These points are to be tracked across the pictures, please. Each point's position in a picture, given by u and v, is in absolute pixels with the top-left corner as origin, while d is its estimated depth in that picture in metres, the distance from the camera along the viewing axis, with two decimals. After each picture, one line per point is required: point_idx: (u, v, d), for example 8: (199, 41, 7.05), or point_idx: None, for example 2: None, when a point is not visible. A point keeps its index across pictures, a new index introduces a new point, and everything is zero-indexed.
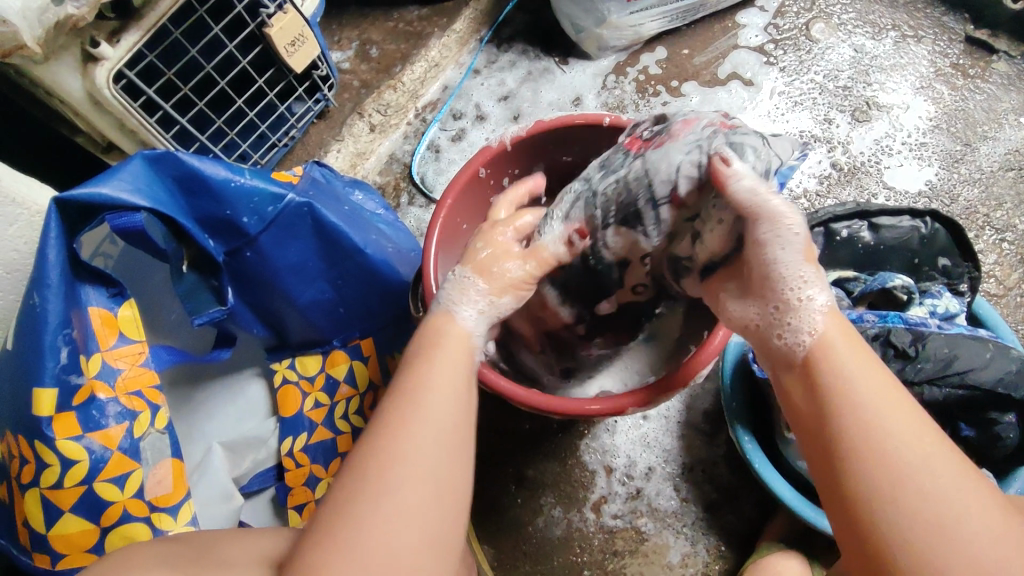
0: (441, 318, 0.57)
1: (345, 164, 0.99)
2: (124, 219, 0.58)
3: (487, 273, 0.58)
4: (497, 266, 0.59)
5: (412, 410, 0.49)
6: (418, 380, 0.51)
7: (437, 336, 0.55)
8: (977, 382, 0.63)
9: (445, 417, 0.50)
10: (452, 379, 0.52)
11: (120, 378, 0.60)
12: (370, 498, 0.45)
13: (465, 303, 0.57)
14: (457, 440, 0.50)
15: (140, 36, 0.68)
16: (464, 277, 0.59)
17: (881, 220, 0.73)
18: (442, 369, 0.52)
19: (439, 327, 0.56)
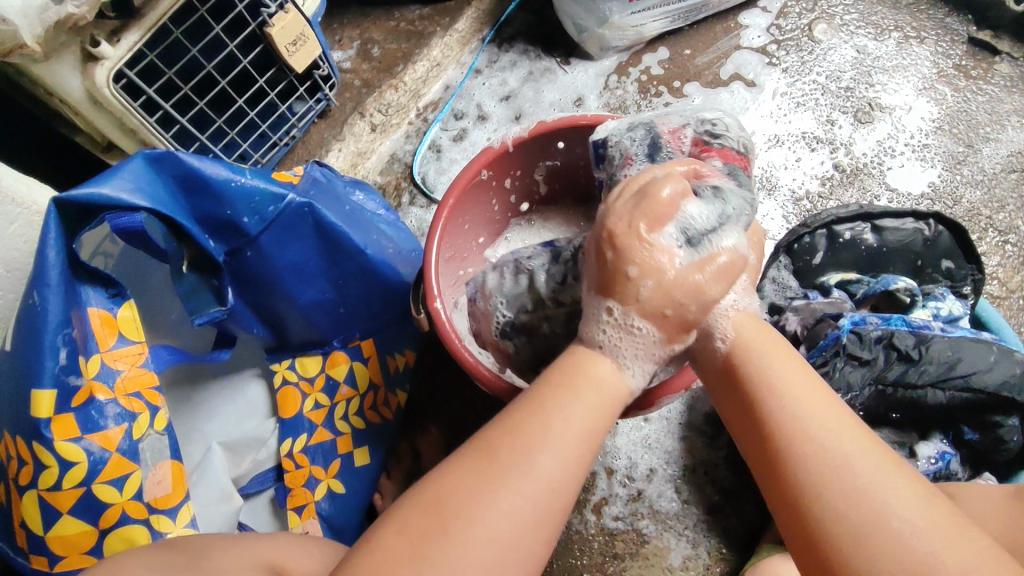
0: (583, 364, 0.52)
1: (346, 163, 0.98)
2: (124, 219, 0.58)
3: (652, 314, 0.51)
4: (670, 304, 0.51)
5: (525, 467, 0.46)
6: (541, 436, 0.47)
7: (573, 384, 0.51)
8: (980, 385, 0.63)
9: (557, 482, 0.47)
10: (580, 440, 0.48)
11: (119, 379, 0.59)
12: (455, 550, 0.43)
13: (627, 353, 0.52)
14: (562, 504, 0.47)
15: (140, 35, 0.68)
16: (633, 323, 0.51)
17: (884, 222, 0.72)
18: (574, 432, 0.48)
19: (578, 374, 0.51)
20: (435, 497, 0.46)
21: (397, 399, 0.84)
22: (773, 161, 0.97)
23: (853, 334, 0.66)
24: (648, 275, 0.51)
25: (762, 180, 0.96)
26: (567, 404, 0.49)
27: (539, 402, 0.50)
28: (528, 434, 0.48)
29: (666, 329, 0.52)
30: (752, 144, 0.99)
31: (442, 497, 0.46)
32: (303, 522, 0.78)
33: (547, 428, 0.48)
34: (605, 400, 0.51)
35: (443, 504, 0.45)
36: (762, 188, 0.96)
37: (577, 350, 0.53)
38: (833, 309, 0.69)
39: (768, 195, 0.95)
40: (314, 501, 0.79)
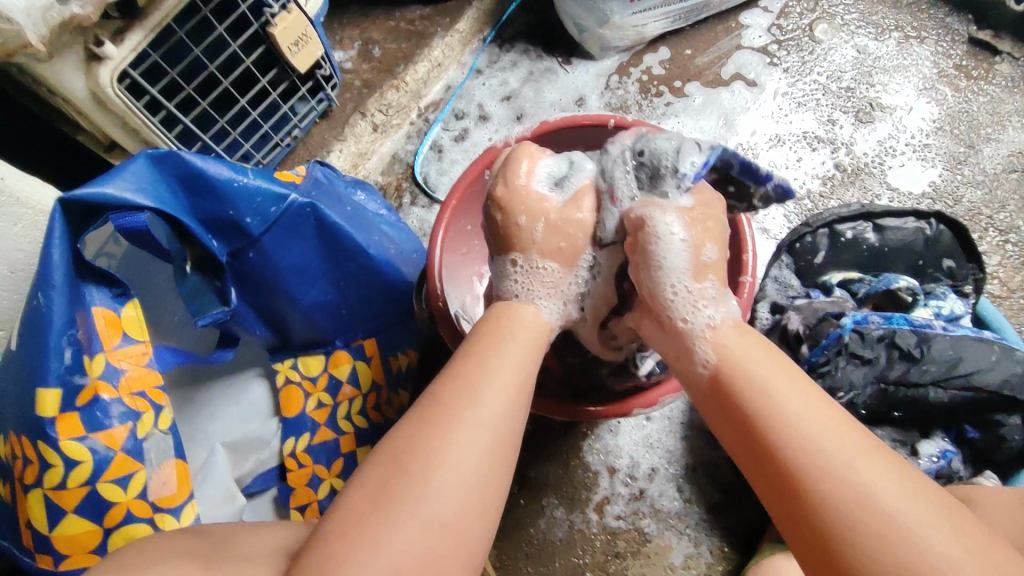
0: (505, 311, 0.58)
1: (347, 164, 0.99)
2: (129, 219, 0.58)
3: (552, 253, 0.60)
4: (557, 236, 0.60)
5: (470, 401, 0.49)
6: (478, 370, 0.51)
7: (500, 326, 0.56)
8: (982, 384, 0.63)
9: (504, 413, 0.49)
10: (512, 372, 0.52)
11: (123, 378, 0.59)
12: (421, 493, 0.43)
13: (539, 292, 0.59)
14: (512, 434, 0.49)
15: (144, 35, 0.68)
16: (540, 265, 0.60)
17: (886, 221, 0.73)
18: (506, 361, 0.53)
19: (499, 321, 0.56)
20: (396, 448, 0.46)
21: (398, 399, 0.85)
22: (774, 161, 0.98)
23: (855, 334, 0.66)
24: (537, 220, 0.60)
25: None
26: (492, 340, 0.54)
27: (471, 351, 0.53)
28: (466, 379, 0.51)
29: (565, 263, 0.61)
30: (753, 144, 0.99)
31: (398, 450, 0.46)
32: (305, 522, 0.78)
33: (479, 363, 0.52)
34: (527, 336, 0.56)
35: (396, 458, 0.46)
36: (763, 188, 0.96)
37: (497, 306, 0.59)
38: (836, 308, 0.69)
39: None
40: (316, 499, 0.79)
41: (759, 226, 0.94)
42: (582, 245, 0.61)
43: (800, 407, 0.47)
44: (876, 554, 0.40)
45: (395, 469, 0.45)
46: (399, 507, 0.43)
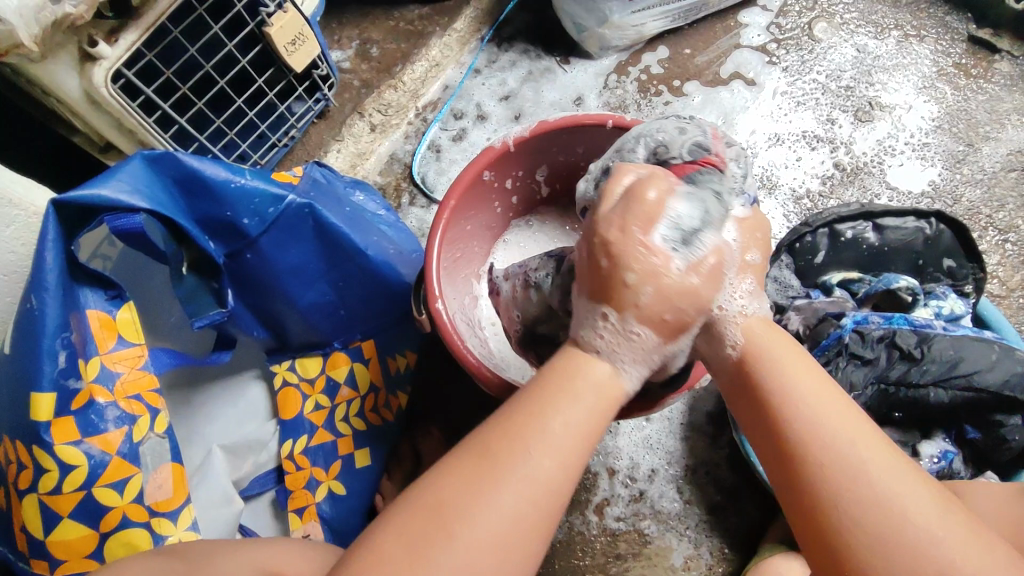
0: (576, 366, 0.49)
1: (345, 164, 0.98)
2: (125, 220, 0.58)
3: (653, 320, 0.49)
4: (664, 305, 0.49)
5: (516, 464, 0.44)
6: (533, 433, 0.45)
7: (567, 386, 0.48)
8: (984, 384, 0.63)
9: (551, 479, 0.45)
10: (572, 441, 0.46)
11: (119, 382, 0.59)
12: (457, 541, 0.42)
13: (625, 360, 0.49)
14: (556, 503, 0.45)
15: (138, 35, 0.67)
16: (635, 331, 0.49)
17: (886, 221, 0.72)
18: (566, 426, 0.46)
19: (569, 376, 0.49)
20: (433, 500, 0.44)
21: (397, 400, 0.84)
22: (774, 160, 0.97)
23: (855, 334, 0.66)
24: (648, 283, 0.48)
25: (762, 180, 0.96)
26: (555, 400, 0.47)
27: (528, 401, 0.47)
28: (517, 435, 0.45)
29: (665, 334, 0.50)
30: (752, 143, 0.99)
31: (436, 495, 0.44)
32: (304, 524, 0.78)
33: (537, 428, 0.46)
34: (600, 392, 0.48)
35: (429, 507, 0.44)
36: (762, 187, 0.96)
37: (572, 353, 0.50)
38: (836, 307, 0.69)
39: (768, 195, 0.95)
40: (315, 502, 0.79)
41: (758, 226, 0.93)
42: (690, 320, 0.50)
43: (817, 396, 0.47)
44: (876, 546, 0.42)
45: (429, 519, 0.43)
46: (436, 557, 0.42)
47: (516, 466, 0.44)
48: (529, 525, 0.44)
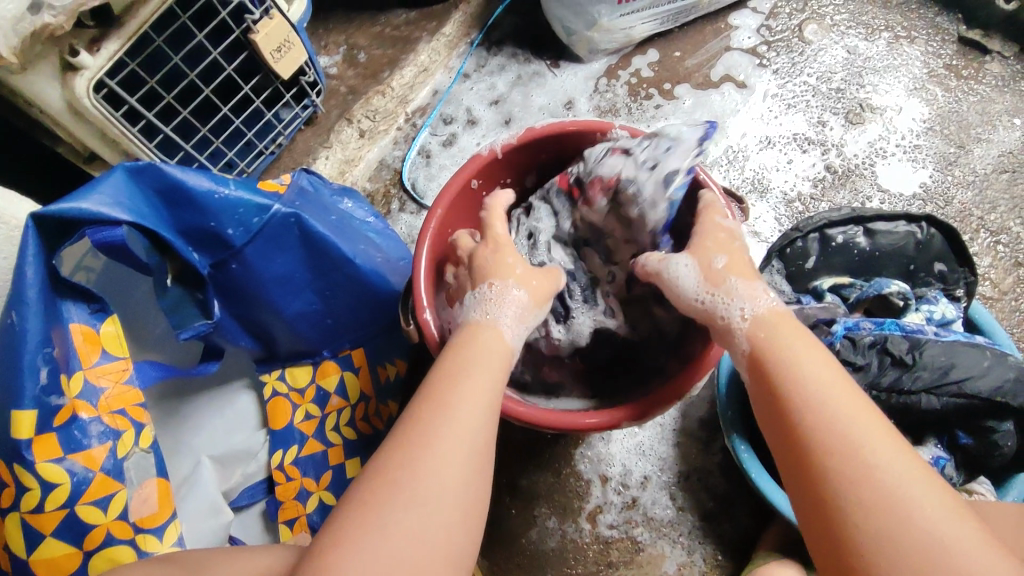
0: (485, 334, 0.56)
1: (334, 170, 0.97)
2: (106, 234, 0.57)
3: (526, 285, 0.59)
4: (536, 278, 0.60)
5: (444, 423, 0.48)
6: (451, 388, 0.51)
7: (472, 353, 0.54)
8: (974, 392, 0.62)
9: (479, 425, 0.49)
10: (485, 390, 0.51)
11: (103, 397, 0.58)
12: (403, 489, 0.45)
13: (505, 315, 0.57)
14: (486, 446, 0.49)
15: (120, 44, 0.66)
16: (511, 291, 0.58)
17: (877, 226, 0.72)
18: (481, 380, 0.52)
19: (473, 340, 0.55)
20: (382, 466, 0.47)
21: (387, 409, 0.84)
22: (765, 163, 0.97)
23: (847, 340, 0.66)
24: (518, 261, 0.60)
25: (753, 183, 0.96)
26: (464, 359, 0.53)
27: (445, 368, 0.53)
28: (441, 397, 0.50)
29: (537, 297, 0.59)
30: (744, 147, 0.98)
31: (383, 464, 0.47)
32: (294, 536, 0.77)
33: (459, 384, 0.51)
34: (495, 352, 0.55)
35: (379, 470, 0.47)
36: (753, 191, 0.95)
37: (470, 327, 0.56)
38: (827, 313, 0.69)
39: (759, 198, 0.95)
40: (304, 513, 0.78)
41: (750, 230, 0.93)
42: (547, 286, 0.61)
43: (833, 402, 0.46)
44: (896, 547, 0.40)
45: (384, 481, 0.46)
46: (388, 508, 0.44)
47: (448, 419, 0.48)
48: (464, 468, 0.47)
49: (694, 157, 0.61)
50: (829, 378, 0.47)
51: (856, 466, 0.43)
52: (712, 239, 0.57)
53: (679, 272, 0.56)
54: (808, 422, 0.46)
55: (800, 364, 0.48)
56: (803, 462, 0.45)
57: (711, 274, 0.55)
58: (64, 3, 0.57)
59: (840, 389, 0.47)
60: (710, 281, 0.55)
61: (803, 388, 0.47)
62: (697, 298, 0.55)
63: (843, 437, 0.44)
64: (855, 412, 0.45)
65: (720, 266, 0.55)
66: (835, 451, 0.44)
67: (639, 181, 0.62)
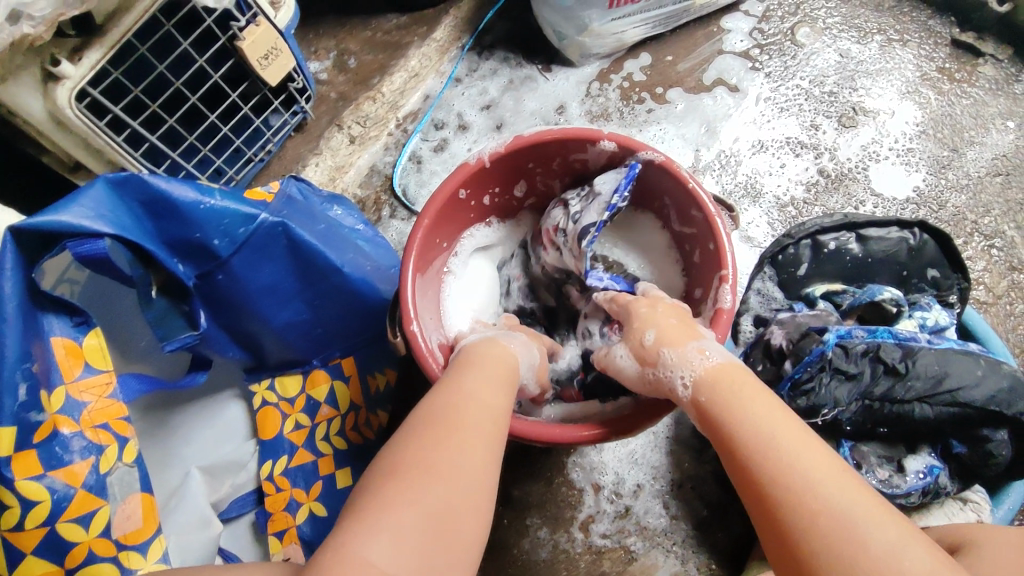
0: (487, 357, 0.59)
1: (324, 177, 0.96)
2: (88, 246, 0.56)
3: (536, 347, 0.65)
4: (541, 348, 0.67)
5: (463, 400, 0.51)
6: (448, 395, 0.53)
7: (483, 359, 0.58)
8: (968, 400, 0.62)
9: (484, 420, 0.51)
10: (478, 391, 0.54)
11: (85, 411, 0.57)
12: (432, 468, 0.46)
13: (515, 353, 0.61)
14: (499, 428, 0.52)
15: (103, 53, 0.66)
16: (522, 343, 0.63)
17: (869, 232, 0.72)
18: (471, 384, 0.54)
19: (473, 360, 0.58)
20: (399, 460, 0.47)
21: (378, 419, 0.83)
22: (757, 168, 0.96)
23: (838, 348, 0.64)
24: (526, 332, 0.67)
25: (746, 188, 0.95)
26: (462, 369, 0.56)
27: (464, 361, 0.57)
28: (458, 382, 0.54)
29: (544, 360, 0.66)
30: (736, 151, 0.98)
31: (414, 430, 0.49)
32: (284, 548, 0.76)
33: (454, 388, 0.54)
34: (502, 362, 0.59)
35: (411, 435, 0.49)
36: (745, 196, 0.95)
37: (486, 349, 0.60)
38: (818, 322, 0.68)
39: (752, 203, 0.94)
40: (294, 524, 0.77)
41: (743, 235, 0.92)
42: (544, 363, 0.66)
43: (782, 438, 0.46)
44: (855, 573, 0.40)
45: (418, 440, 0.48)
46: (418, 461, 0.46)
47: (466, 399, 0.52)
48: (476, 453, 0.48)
49: (604, 212, 0.65)
50: (767, 420, 0.48)
51: (803, 502, 0.43)
52: (638, 317, 0.60)
53: (618, 355, 0.60)
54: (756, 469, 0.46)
55: (739, 413, 0.49)
56: (759, 505, 0.46)
57: (647, 354, 0.57)
58: (43, 14, 0.57)
59: (776, 428, 0.48)
60: (647, 357, 0.57)
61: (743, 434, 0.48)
62: (643, 382, 0.57)
63: (786, 474, 0.45)
64: (796, 444, 0.46)
65: (652, 340, 0.57)
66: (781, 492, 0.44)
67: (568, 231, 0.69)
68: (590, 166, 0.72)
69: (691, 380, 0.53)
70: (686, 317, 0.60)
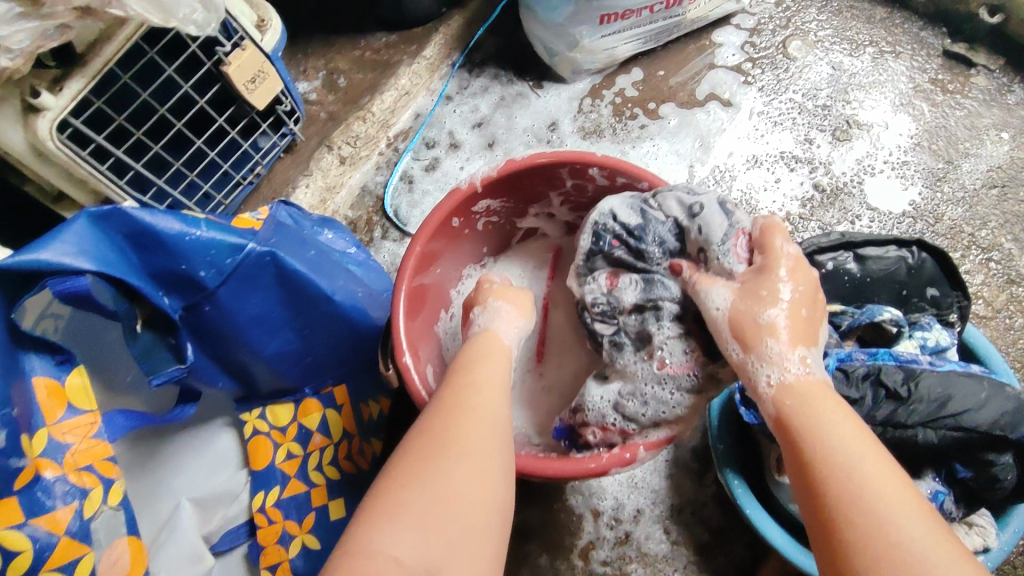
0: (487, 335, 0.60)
1: (314, 199, 0.95)
2: (68, 283, 0.55)
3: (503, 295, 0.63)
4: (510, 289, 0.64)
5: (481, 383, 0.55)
6: (472, 381, 0.54)
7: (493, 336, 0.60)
8: (973, 425, 0.60)
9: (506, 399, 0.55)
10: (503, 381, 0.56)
11: (68, 454, 0.56)
12: (426, 488, 0.47)
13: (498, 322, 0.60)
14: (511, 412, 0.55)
15: (84, 83, 0.64)
16: (496, 308, 0.62)
17: (867, 251, 0.70)
18: (491, 388, 0.54)
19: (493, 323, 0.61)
20: (409, 452, 0.50)
21: (371, 447, 0.83)
22: (752, 183, 0.95)
23: (839, 373, 0.64)
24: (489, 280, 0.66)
25: (741, 204, 0.94)
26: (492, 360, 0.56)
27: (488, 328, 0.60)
28: (474, 355, 0.57)
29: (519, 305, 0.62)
30: (731, 166, 0.97)
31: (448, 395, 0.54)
32: None
33: (479, 383, 0.54)
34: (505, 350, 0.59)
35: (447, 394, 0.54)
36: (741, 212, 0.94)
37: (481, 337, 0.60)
38: None
39: None
40: (287, 558, 0.74)
41: None
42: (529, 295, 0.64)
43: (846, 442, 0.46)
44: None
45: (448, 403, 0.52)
46: (457, 427, 0.51)
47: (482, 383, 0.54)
48: (488, 454, 0.50)
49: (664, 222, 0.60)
50: (853, 436, 0.46)
51: (856, 503, 0.43)
52: (783, 294, 0.51)
53: (714, 298, 0.53)
54: (810, 452, 0.46)
55: (824, 424, 0.47)
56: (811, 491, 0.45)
57: (754, 333, 0.51)
58: (22, 46, 0.55)
59: (874, 457, 0.45)
60: (754, 341, 0.50)
61: (826, 439, 0.46)
62: (730, 351, 0.52)
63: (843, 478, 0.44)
64: (862, 454, 0.45)
65: (772, 321, 0.50)
66: (857, 517, 0.43)
67: (602, 243, 0.61)
68: (589, 193, 0.70)
69: (777, 380, 0.49)
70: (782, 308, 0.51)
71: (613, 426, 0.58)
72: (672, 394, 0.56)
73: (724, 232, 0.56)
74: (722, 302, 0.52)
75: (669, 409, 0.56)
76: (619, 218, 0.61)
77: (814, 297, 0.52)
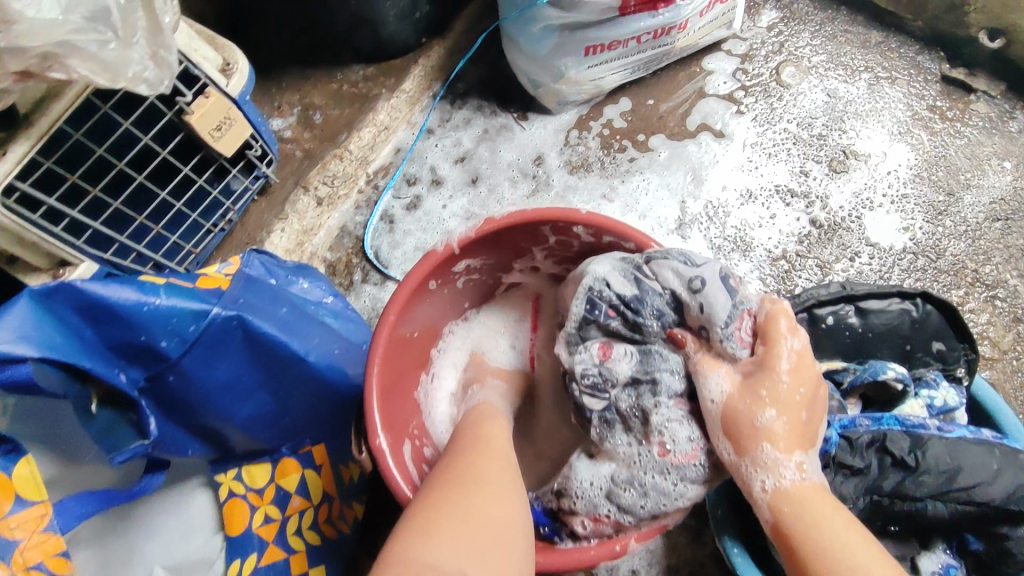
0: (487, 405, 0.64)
1: (290, 243, 0.91)
2: (8, 372, 0.51)
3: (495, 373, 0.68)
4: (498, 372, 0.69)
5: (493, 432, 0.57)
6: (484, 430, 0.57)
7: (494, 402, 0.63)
8: (985, 499, 0.57)
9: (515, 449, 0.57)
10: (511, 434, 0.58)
11: (18, 552, 0.50)
12: (455, 509, 0.47)
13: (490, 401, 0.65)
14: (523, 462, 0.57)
15: (29, 145, 0.60)
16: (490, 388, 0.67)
17: (869, 304, 0.67)
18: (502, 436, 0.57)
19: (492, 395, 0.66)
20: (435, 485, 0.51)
21: (352, 511, 0.80)
22: (747, 219, 0.92)
23: (842, 440, 0.60)
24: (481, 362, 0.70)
25: (735, 241, 0.90)
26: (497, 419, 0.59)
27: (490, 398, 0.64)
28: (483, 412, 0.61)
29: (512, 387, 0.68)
30: (724, 202, 0.93)
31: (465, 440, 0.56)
32: None
33: (490, 432, 0.57)
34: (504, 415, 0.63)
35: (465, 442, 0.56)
36: (735, 250, 0.90)
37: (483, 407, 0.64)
38: None
39: (743, 257, 0.89)
40: None
41: None
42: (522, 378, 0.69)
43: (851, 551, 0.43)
44: None
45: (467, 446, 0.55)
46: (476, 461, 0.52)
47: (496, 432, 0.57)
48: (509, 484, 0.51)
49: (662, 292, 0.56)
50: (866, 553, 0.43)
51: None
52: (786, 394, 0.48)
53: (710, 388, 0.51)
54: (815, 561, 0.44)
55: (832, 535, 0.44)
56: None
57: (750, 433, 0.48)
58: None
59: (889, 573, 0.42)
60: (750, 440, 0.48)
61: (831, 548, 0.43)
62: (723, 450, 0.50)
63: None
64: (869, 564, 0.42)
65: (769, 425, 0.48)
66: None
67: (597, 312, 0.57)
68: (573, 248, 0.66)
69: (772, 486, 0.47)
70: (788, 407, 0.48)
71: (606, 517, 0.53)
72: (675, 484, 0.52)
73: (727, 313, 0.53)
74: (721, 393, 0.50)
75: (671, 501, 0.51)
76: (615, 282, 0.57)
77: (815, 395, 0.50)
